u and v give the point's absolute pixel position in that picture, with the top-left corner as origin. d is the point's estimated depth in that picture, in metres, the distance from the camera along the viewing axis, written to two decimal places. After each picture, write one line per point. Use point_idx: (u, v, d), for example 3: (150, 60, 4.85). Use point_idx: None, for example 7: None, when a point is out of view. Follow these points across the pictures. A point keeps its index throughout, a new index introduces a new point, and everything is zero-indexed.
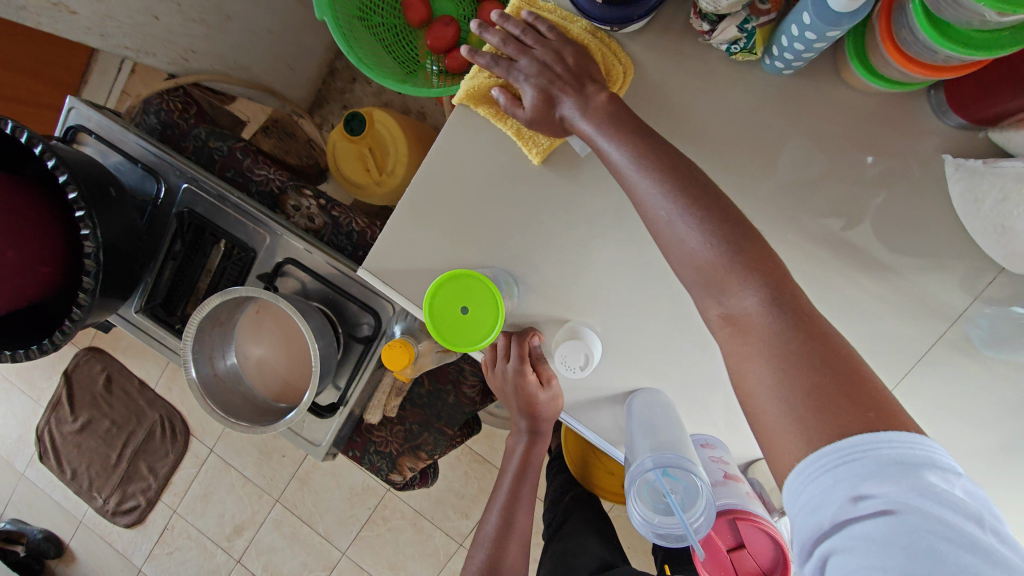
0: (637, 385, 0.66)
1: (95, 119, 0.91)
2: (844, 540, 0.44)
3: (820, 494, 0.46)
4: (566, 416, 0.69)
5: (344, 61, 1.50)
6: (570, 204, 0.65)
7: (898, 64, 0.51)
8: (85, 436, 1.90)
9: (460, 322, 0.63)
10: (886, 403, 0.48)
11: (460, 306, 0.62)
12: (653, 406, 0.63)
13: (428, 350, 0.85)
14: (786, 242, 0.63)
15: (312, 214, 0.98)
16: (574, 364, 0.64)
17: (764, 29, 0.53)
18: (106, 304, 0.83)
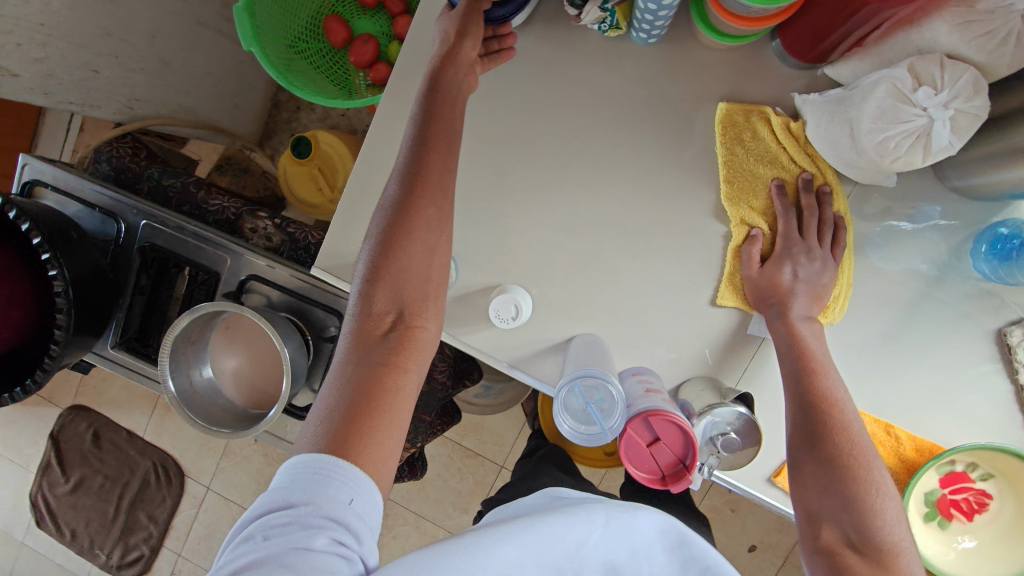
0: (574, 333, 0.73)
1: (49, 172, 0.97)
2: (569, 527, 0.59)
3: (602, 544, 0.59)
4: (517, 371, 0.75)
5: (286, 92, 1.57)
6: (487, 184, 0.73)
7: (721, 18, 0.59)
8: (80, 495, 1.92)
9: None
10: (852, 435, 0.60)
11: None
12: (588, 346, 0.70)
13: None
14: (684, 189, 0.70)
15: (269, 234, 1.04)
16: (508, 315, 0.71)
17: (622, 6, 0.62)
18: (81, 342, 0.88)
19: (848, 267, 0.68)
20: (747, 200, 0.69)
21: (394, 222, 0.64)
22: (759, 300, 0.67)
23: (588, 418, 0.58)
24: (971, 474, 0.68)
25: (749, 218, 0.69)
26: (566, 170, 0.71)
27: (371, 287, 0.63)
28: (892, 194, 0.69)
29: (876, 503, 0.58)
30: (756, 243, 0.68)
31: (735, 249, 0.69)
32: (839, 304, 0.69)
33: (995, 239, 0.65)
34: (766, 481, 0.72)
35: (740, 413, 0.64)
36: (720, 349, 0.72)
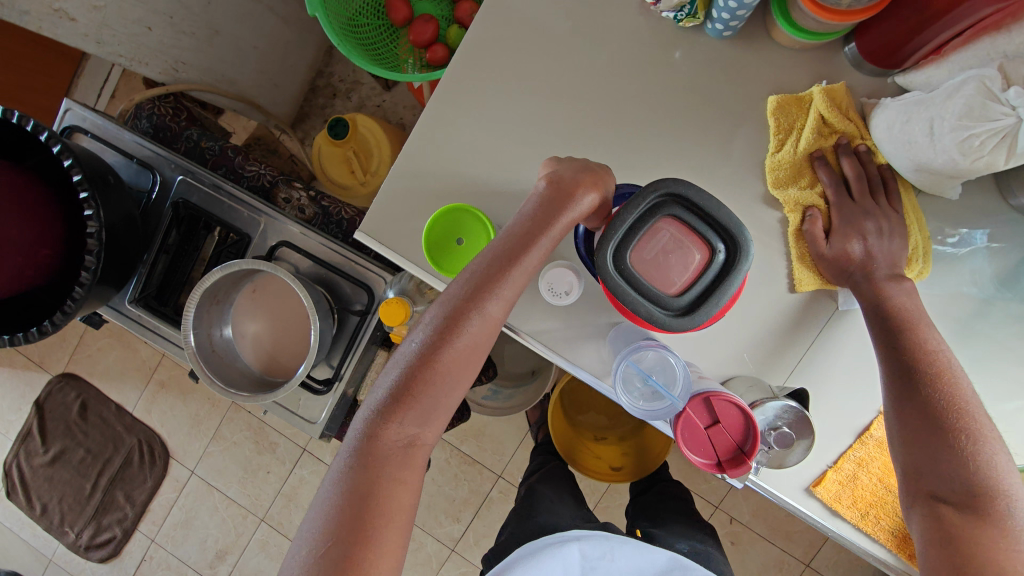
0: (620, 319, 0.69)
1: (91, 119, 0.96)
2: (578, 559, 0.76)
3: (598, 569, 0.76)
4: (554, 356, 0.71)
5: (325, 78, 1.59)
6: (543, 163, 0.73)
7: (810, 12, 0.60)
8: (58, 467, 1.85)
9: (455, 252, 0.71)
10: (953, 386, 0.62)
11: (455, 238, 0.71)
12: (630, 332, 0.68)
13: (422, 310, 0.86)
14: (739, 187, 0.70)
15: (303, 205, 1.03)
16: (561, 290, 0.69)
17: None
18: (102, 291, 0.85)
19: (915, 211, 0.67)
20: (795, 186, 0.69)
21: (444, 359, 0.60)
22: (834, 272, 0.67)
23: (653, 394, 0.63)
24: None
25: (803, 200, 0.69)
26: (630, 156, 0.71)
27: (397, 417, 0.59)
28: (946, 212, 0.69)
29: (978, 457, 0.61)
30: (815, 220, 0.68)
31: (795, 230, 0.69)
32: (921, 256, 0.67)
33: None
34: (804, 491, 0.71)
35: (789, 407, 0.63)
36: (767, 350, 0.70)
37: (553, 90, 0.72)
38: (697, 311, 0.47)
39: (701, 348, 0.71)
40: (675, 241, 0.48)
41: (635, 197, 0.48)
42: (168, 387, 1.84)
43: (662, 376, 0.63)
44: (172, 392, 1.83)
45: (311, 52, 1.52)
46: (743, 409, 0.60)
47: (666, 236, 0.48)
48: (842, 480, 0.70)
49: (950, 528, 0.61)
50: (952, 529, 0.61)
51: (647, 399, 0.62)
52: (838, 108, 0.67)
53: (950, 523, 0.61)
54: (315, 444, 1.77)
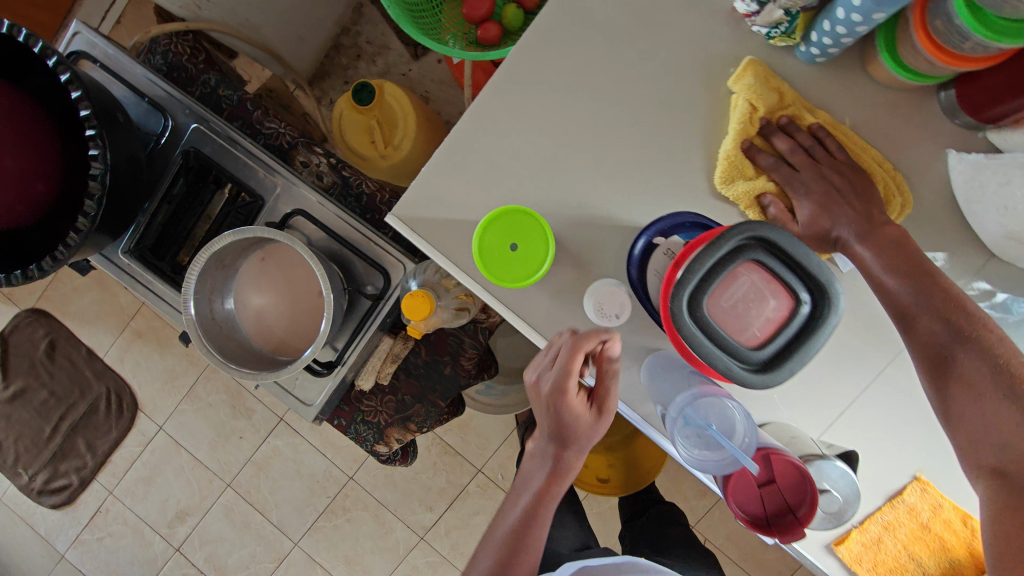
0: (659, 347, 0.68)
1: (102, 47, 0.88)
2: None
3: None
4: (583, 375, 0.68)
5: (351, 37, 1.50)
6: (599, 170, 0.69)
7: (927, 52, 0.57)
8: (18, 406, 1.76)
9: (510, 261, 0.67)
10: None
11: (511, 242, 0.67)
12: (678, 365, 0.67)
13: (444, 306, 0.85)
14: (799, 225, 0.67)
15: (321, 172, 0.97)
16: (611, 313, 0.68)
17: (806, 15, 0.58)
18: (97, 238, 0.78)
19: (882, 164, 0.66)
20: (742, 181, 0.67)
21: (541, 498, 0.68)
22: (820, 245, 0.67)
23: (710, 445, 0.62)
24: None
25: (754, 192, 0.67)
26: (694, 179, 0.68)
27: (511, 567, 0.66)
28: (1002, 278, 0.67)
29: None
30: (774, 206, 0.67)
31: (752, 207, 0.68)
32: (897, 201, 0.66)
33: None
34: (825, 549, 0.69)
35: (842, 468, 0.64)
36: (802, 396, 0.68)
37: (620, 93, 0.68)
38: (782, 366, 0.45)
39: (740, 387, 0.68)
40: (756, 288, 0.45)
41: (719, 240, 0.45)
42: (144, 337, 1.75)
43: (720, 426, 0.62)
44: (148, 343, 1.75)
45: (339, 7, 1.43)
46: (799, 468, 0.60)
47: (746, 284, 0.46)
48: (866, 542, 0.68)
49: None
50: None
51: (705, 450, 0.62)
52: (752, 82, 0.65)
53: None
54: (293, 415, 1.71)
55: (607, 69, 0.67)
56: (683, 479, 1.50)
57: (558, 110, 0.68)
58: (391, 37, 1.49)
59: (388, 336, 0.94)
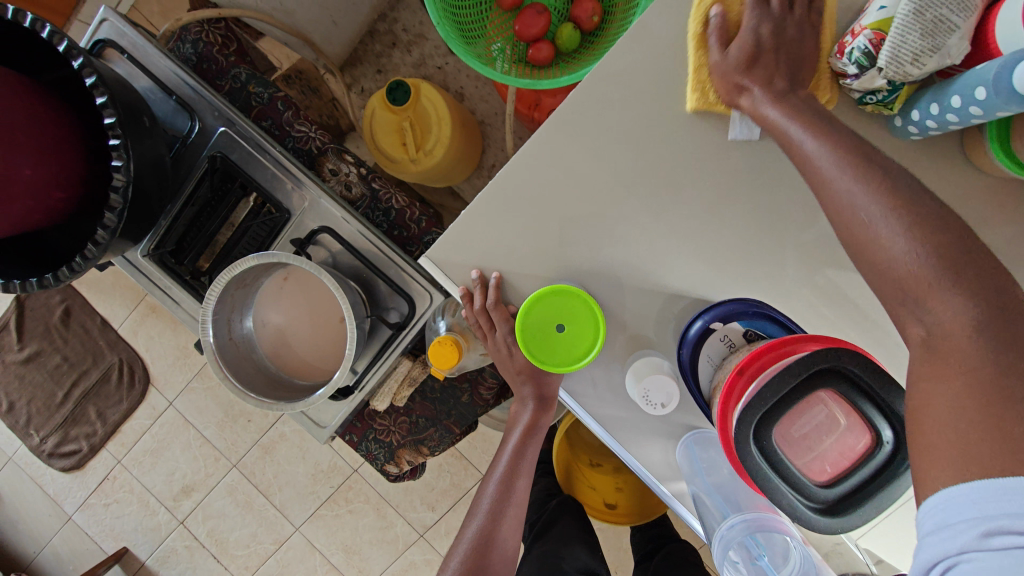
0: (697, 424, 0.67)
1: (131, 38, 0.83)
2: None
3: None
4: (619, 449, 0.69)
5: (387, 23, 1.43)
6: (655, 231, 0.65)
7: None
8: (32, 369, 1.78)
9: (554, 342, 0.64)
10: None
11: (557, 324, 0.64)
12: (719, 470, 0.67)
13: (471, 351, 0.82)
14: (854, 305, 0.65)
15: (350, 182, 0.92)
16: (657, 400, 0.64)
17: (908, 87, 0.57)
18: (117, 245, 0.75)
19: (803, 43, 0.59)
20: None
21: (491, 516, 0.72)
22: (727, 86, 0.59)
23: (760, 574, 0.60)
24: None
25: None
26: (753, 245, 0.65)
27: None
28: None
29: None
30: (714, 51, 0.59)
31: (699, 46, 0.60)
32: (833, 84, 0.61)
33: None
34: None
35: None
36: None
37: (685, 148, 0.63)
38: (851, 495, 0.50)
39: None
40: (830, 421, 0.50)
41: (797, 373, 0.48)
42: (158, 311, 1.74)
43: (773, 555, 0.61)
44: (162, 318, 1.74)
45: None
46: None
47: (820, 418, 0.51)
48: None
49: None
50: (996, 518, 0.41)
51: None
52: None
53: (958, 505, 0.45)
54: None
55: (674, 118, 0.63)
56: None
57: (618, 159, 0.63)
58: (428, 26, 1.41)
59: (407, 359, 0.91)
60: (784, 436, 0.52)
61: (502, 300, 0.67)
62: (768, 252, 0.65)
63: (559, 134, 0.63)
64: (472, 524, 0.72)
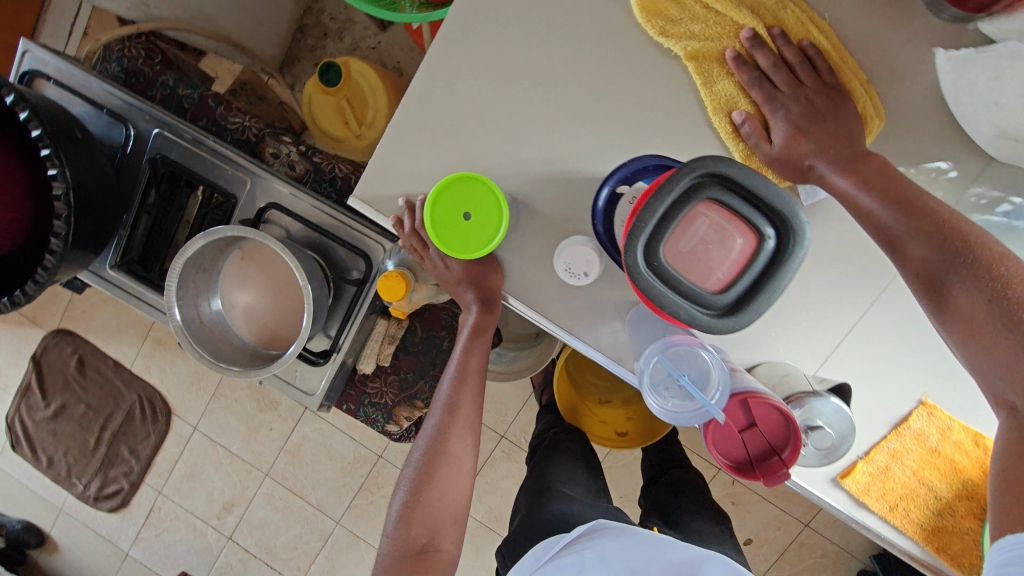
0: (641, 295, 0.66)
1: (53, 64, 0.86)
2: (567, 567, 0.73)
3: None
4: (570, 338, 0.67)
5: (313, 15, 1.45)
6: (563, 123, 0.64)
7: None
8: (60, 422, 1.85)
9: (464, 230, 0.63)
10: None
11: (463, 212, 0.62)
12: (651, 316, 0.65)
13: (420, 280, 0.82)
14: (779, 152, 0.64)
15: (292, 161, 0.95)
16: (579, 272, 0.65)
17: None
18: (77, 257, 0.79)
19: (850, 66, 0.63)
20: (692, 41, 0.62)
21: (447, 411, 0.76)
22: (792, 173, 0.64)
23: (683, 396, 0.60)
24: None
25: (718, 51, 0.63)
26: (667, 115, 0.64)
27: (424, 486, 0.74)
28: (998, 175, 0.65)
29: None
30: (748, 122, 0.63)
31: (731, 134, 0.65)
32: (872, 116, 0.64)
33: None
34: (831, 483, 0.67)
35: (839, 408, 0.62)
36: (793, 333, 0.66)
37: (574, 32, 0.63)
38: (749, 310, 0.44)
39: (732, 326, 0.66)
40: (716, 230, 0.44)
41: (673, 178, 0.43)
42: (165, 343, 1.81)
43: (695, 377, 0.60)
44: (169, 349, 1.81)
45: None
46: (784, 412, 0.58)
47: (706, 227, 0.44)
48: (872, 472, 0.66)
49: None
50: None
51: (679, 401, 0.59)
52: (671, 12, 0.62)
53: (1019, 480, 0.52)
54: None
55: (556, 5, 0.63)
56: None
57: (512, 55, 0.64)
58: (353, 9, 1.43)
59: (381, 318, 0.94)
60: (681, 262, 0.45)
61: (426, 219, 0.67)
62: (681, 119, 0.64)
63: (452, 46, 0.64)
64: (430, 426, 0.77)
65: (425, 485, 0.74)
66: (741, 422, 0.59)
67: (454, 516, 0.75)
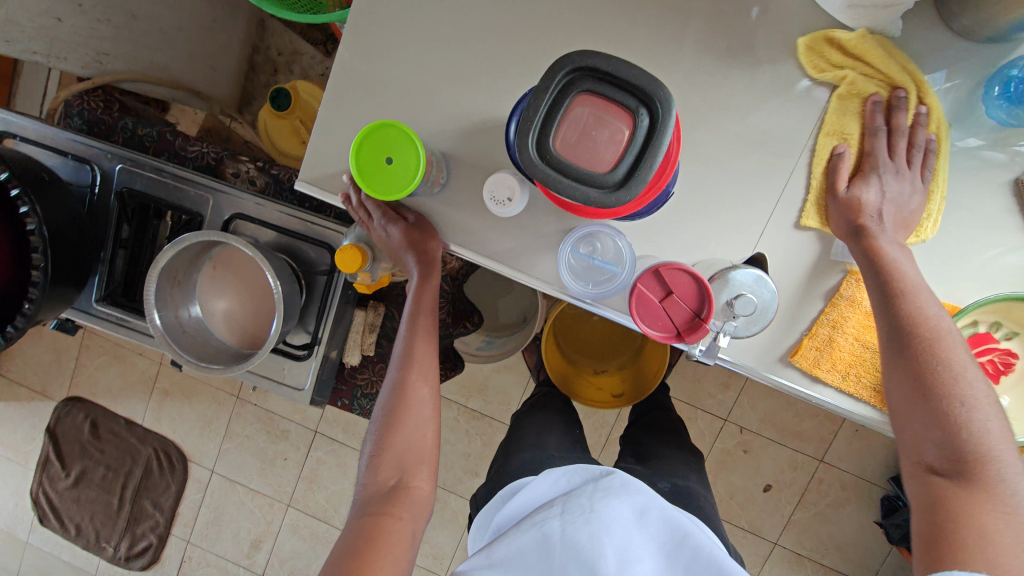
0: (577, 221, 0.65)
1: (18, 122, 0.93)
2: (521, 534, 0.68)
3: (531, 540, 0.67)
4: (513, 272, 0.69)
5: (263, 55, 1.53)
6: (473, 75, 0.66)
7: None
8: (82, 489, 1.88)
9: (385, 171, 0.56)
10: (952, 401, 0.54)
11: (384, 156, 0.56)
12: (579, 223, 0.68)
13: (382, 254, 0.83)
14: (691, 60, 0.63)
15: (253, 177, 1.00)
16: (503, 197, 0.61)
17: None
18: (61, 291, 0.84)
19: (942, 157, 0.61)
20: (833, 71, 0.61)
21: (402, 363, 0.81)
22: (845, 224, 0.61)
23: (595, 272, 0.64)
24: (995, 335, 0.61)
25: (858, 91, 0.61)
26: (573, 44, 0.64)
27: (390, 428, 0.77)
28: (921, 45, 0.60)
29: (949, 362, 0.55)
30: (844, 162, 0.61)
31: (822, 163, 0.63)
32: (931, 220, 0.61)
33: (1008, 83, 0.57)
34: (782, 362, 0.66)
35: (756, 276, 0.61)
36: (737, 237, 0.65)
37: None
38: (637, 181, 0.45)
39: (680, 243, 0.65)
40: (596, 117, 0.45)
41: (541, 80, 0.44)
42: (172, 393, 1.85)
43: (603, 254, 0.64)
44: (177, 398, 1.85)
45: (243, 29, 1.46)
46: (694, 274, 0.59)
47: (587, 116, 0.46)
48: (820, 345, 0.65)
49: (939, 498, 0.52)
50: (940, 499, 0.53)
51: (590, 276, 0.64)
52: (840, 35, 0.60)
53: (937, 490, 0.53)
54: (325, 425, 1.79)
55: None
56: (701, 377, 1.56)
57: (415, 18, 0.66)
58: (298, 42, 1.52)
59: (358, 309, 0.98)
60: (570, 150, 0.47)
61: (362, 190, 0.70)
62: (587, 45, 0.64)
63: (359, 21, 0.67)
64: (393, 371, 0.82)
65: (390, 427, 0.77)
66: (658, 292, 0.60)
67: (421, 453, 0.77)
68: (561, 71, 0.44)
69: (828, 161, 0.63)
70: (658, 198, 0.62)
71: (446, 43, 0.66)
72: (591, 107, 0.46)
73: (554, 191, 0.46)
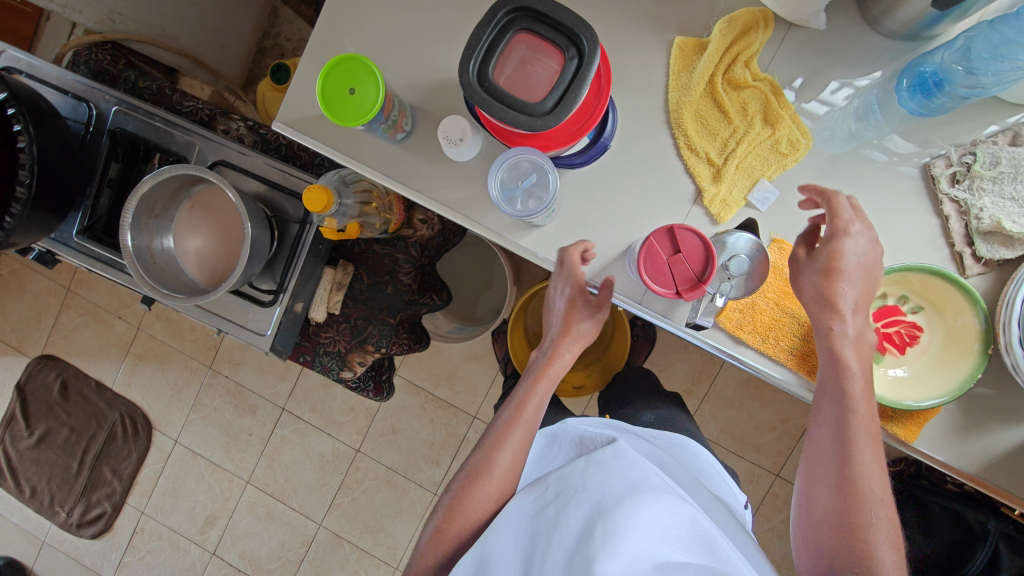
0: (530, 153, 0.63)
1: (24, 60, 0.98)
2: (519, 506, 0.62)
3: (526, 510, 0.61)
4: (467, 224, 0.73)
5: (271, 39, 1.60)
6: (447, 37, 0.72)
7: None
8: (44, 449, 1.87)
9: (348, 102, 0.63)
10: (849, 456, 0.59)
11: (347, 88, 0.63)
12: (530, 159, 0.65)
13: (354, 204, 0.89)
14: (642, 40, 0.70)
15: (242, 134, 1.05)
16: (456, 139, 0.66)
17: None
18: (42, 214, 0.88)
19: (780, 104, 0.68)
20: (682, 83, 0.69)
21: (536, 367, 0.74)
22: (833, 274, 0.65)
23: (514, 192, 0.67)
24: (902, 307, 0.69)
25: (700, 88, 0.69)
26: None
27: (468, 486, 0.65)
28: (846, 44, 0.67)
29: (858, 490, 0.57)
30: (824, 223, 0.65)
31: (702, 178, 0.70)
32: (796, 142, 0.68)
33: (918, 77, 0.62)
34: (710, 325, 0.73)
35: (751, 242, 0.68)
36: (673, 203, 0.71)
37: None
38: (566, 107, 0.50)
39: (625, 205, 0.71)
40: (532, 53, 0.52)
41: (485, 15, 0.51)
42: (145, 359, 1.87)
43: (533, 186, 0.66)
44: (149, 365, 1.87)
45: (255, 13, 1.54)
46: (702, 238, 0.67)
47: (524, 54, 0.53)
48: (743, 308, 0.71)
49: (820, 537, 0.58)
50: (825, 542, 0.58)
51: (511, 194, 0.67)
52: (677, 67, 0.69)
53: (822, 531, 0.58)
54: (293, 403, 1.80)
55: None
56: (666, 382, 1.59)
57: None
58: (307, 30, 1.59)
59: (327, 267, 1.03)
60: (510, 82, 0.53)
61: (334, 133, 0.75)
62: None
63: None
64: (500, 417, 0.71)
65: (467, 486, 0.65)
66: (668, 250, 0.68)
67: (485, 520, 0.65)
68: (503, 10, 0.51)
69: (702, 176, 0.70)
70: (597, 149, 0.69)
71: (426, 5, 0.72)
72: (528, 45, 0.53)
73: (489, 114, 0.52)
